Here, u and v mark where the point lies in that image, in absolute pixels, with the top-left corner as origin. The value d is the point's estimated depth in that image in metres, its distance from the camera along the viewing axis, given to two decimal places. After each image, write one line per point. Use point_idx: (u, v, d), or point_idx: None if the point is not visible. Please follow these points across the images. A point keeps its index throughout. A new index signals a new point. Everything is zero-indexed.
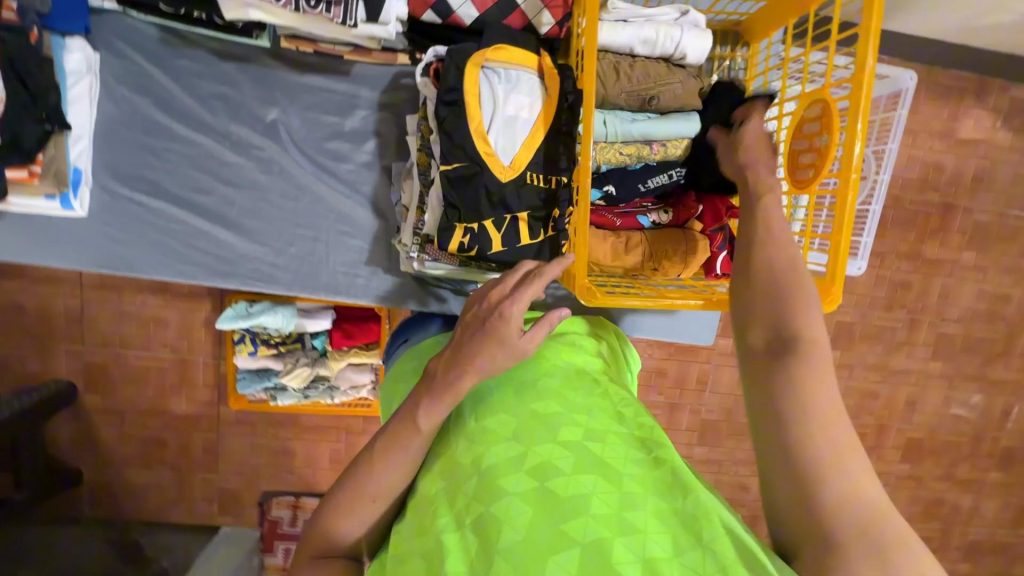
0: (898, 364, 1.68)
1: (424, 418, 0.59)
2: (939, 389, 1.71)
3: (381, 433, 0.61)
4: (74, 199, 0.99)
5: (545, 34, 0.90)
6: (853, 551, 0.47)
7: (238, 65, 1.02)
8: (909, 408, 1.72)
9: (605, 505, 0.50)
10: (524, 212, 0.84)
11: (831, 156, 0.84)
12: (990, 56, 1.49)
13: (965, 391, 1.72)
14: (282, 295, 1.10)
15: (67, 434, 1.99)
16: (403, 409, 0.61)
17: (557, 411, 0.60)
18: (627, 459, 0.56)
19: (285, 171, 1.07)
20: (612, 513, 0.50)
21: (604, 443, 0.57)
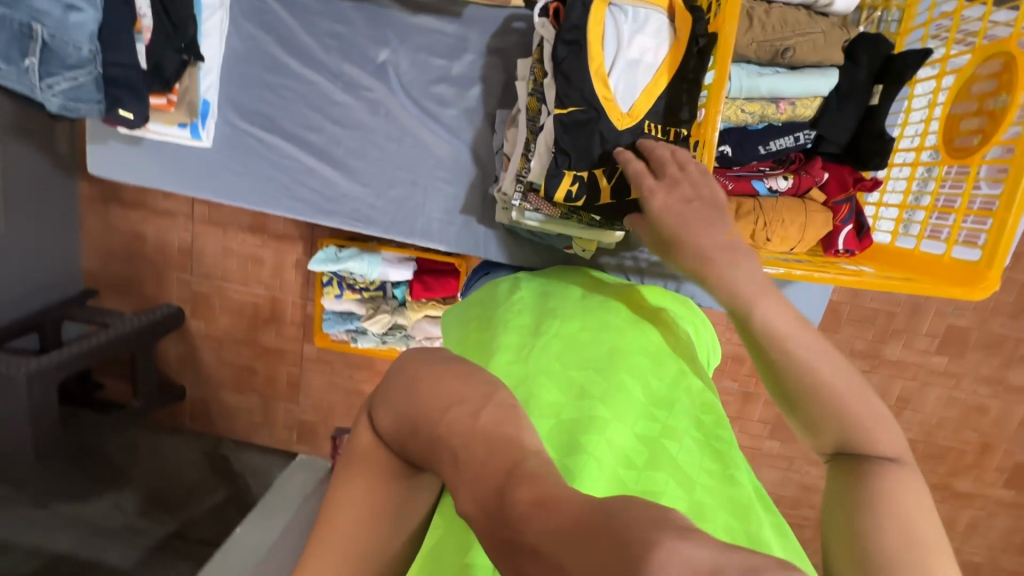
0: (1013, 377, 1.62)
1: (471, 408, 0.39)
2: None
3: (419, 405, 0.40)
4: (202, 129, 1.08)
5: None
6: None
7: (354, 4, 1.03)
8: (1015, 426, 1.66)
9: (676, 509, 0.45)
10: None
11: (1009, 121, 0.74)
12: None
13: None
14: (379, 238, 1.13)
15: (174, 353, 2.22)
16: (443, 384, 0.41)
17: (631, 393, 0.55)
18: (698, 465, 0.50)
19: (390, 114, 1.07)
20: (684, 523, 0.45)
21: (679, 444, 0.52)
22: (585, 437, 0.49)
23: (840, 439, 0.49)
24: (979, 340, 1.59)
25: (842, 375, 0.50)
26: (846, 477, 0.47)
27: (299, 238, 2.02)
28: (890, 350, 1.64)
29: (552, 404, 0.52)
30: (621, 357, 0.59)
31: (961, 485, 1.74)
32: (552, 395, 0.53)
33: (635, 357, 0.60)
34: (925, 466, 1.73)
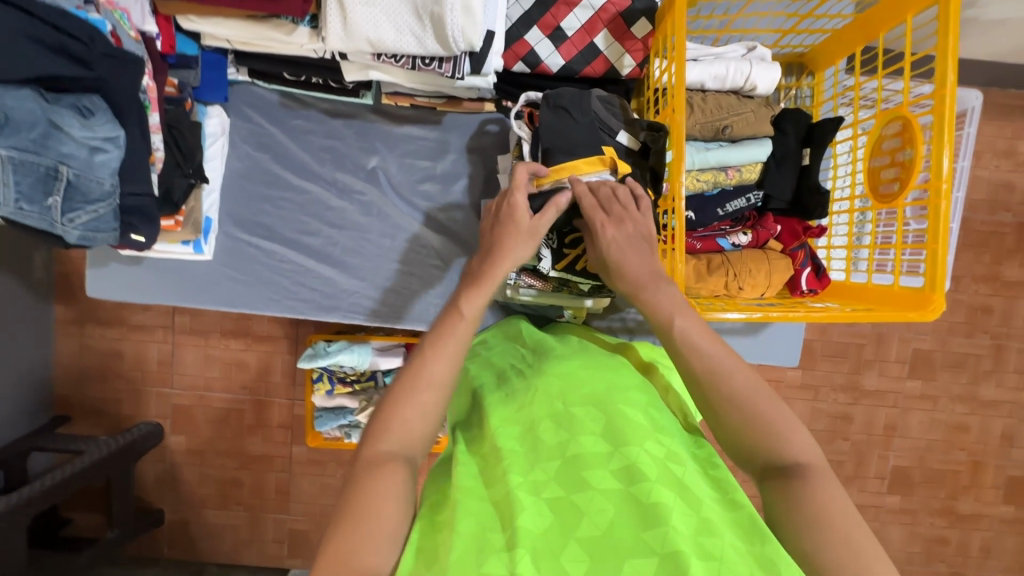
0: (989, 393, 1.74)
1: (466, 305, 0.70)
2: None
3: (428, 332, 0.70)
4: (204, 244, 1.12)
5: (626, 75, 0.98)
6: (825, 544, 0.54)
7: (345, 121, 1.15)
8: (1006, 443, 1.75)
9: (686, 521, 0.53)
10: None
11: (918, 169, 0.87)
12: None
13: None
14: (378, 328, 1.18)
15: (153, 473, 2.13)
16: (447, 307, 0.72)
17: (636, 422, 0.63)
18: (702, 486, 0.58)
19: (383, 213, 1.17)
20: (691, 533, 0.52)
21: (682, 466, 0.59)
22: (587, 471, 0.58)
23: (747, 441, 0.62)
24: (949, 362, 1.73)
25: (748, 390, 0.63)
26: (773, 480, 0.60)
27: (284, 338, 2.03)
28: (867, 380, 1.74)
29: (553, 447, 0.62)
30: (619, 395, 0.68)
31: (963, 506, 1.78)
32: (552, 439, 0.63)
33: (632, 394, 0.68)
34: (925, 492, 1.77)
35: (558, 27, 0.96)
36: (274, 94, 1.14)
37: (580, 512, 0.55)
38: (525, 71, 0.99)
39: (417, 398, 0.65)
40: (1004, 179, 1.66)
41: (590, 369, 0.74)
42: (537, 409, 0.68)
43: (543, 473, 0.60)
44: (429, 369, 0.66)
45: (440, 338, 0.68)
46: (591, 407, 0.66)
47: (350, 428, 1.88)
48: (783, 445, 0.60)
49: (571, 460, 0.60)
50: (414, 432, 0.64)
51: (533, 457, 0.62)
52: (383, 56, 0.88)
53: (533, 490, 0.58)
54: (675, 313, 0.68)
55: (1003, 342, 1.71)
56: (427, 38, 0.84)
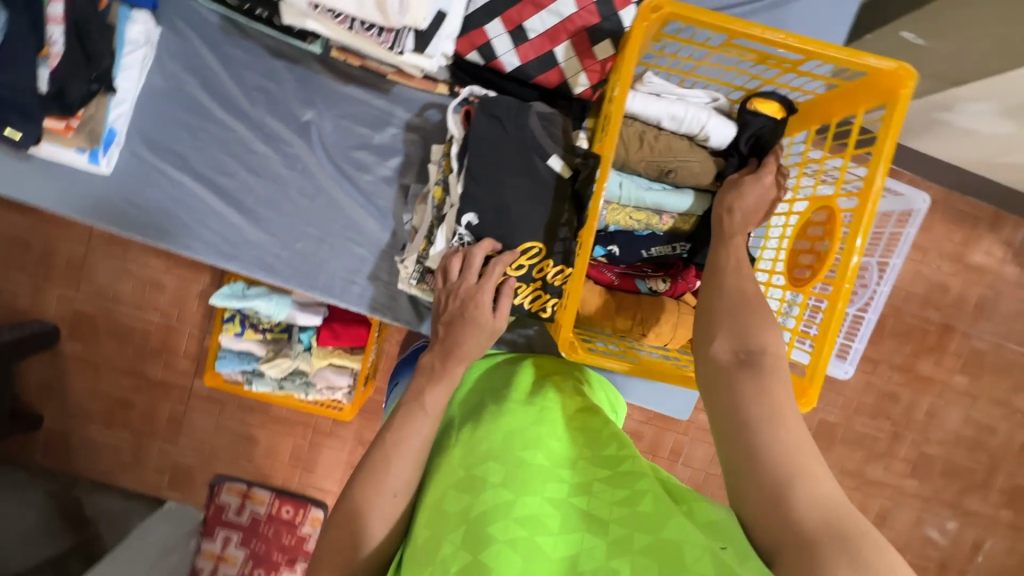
0: (877, 474, 1.82)
1: (430, 400, 0.71)
2: (914, 508, 1.83)
3: (385, 432, 0.69)
4: (102, 156, 1.03)
5: (578, 94, 0.94)
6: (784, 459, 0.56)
7: (287, 65, 1.07)
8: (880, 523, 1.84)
9: (594, 557, 0.55)
10: (524, 243, 0.90)
11: (830, 262, 0.87)
12: (1005, 193, 1.64)
13: (939, 515, 1.84)
14: (277, 287, 1.12)
15: (40, 375, 2.01)
16: (407, 403, 0.71)
17: (533, 466, 0.65)
18: (612, 504, 0.60)
19: (307, 171, 1.10)
20: (599, 564, 0.54)
21: (588, 496, 0.62)
22: (490, 528, 0.58)
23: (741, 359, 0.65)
24: (848, 438, 1.80)
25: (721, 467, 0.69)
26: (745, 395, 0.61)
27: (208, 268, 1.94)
28: None
29: (457, 515, 0.62)
30: (519, 437, 0.69)
31: None
32: (454, 508, 0.63)
33: (530, 428, 0.70)
34: None
35: (520, 27, 0.90)
36: (216, 17, 1.05)
37: (490, 570, 0.55)
38: (479, 63, 0.94)
39: (381, 506, 0.65)
40: (941, 280, 1.72)
41: (498, 410, 0.74)
42: (443, 479, 0.68)
43: (449, 546, 0.59)
44: (390, 477, 0.66)
45: (400, 437, 0.68)
46: (493, 460, 0.66)
47: (252, 375, 1.82)
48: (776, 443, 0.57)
49: (472, 525, 0.60)
50: (379, 538, 0.65)
51: (441, 530, 0.61)
52: (320, 8, 0.81)
53: (445, 568, 0.58)
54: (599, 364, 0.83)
55: (901, 431, 1.79)
56: (367, 3, 0.77)
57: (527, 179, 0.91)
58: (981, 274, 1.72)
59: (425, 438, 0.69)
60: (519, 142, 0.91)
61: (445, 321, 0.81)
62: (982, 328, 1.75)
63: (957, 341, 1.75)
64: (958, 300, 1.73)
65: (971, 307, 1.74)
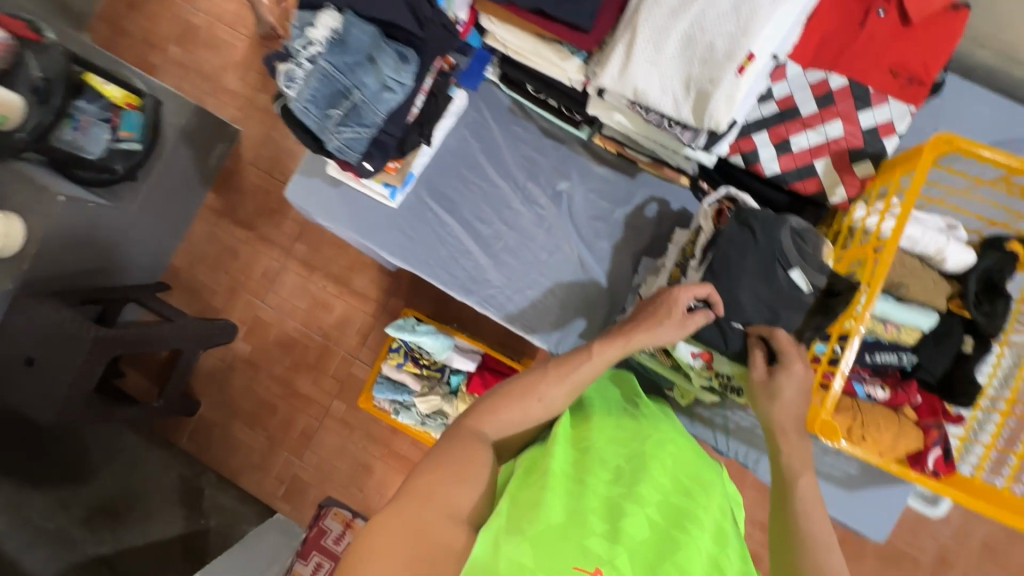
0: None
1: (597, 352, 0.88)
2: None
3: (555, 359, 0.89)
4: (398, 193, 1.27)
5: (833, 202, 1.04)
6: None
7: (555, 143, 1.29)
8: None
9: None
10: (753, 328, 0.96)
11: None
12: None
13: None
14: (502, 326, 1.26)
15: (209, 367, 2.27)
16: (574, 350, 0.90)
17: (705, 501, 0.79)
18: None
19: (551, 230, 1.27)
20: None
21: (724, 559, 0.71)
22: (688, 524, 0.72)
23: None
24: None
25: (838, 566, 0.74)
26: None
27: (375, 301, 2.16)
28: None
29: (661, 486, 0.77)
30: (714, 493, 0.83)
31: None
32: (661, 477, 0.78)
33: (716, 492, 0.83)
34: None
35: (785, 140, 1.05)
36: (507, 100, 1.30)
37: (678, 545, 0.68)
38: (738, 164, 1.09)
39: (527, 405, 0.83)
40: None
41: (688, 445, 0.91)
42: (648, 446, 0.83)
43: (648, 496, 0.74)
44: (548, 388, 0.84)
45: (564, 366, 0.87)
46: (696, 485, 0.81)
47: (400, 405, 1.96)
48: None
49: (676, 507, 0.74)
50: (509, 427, 0.83)
51: (644, 478, 0.76)
52: (637, 105, 0.99)
53: (640, 503, 0.72)
54: (801, 473, 0.85)
55: None
56: (685, 107, 0.94)
57: (764, 284, 0.94)
58: None
59: (584, 376, 0.86)
60: (767, 251, 0.95)
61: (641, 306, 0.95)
62: None
63: None
64: None
65: None
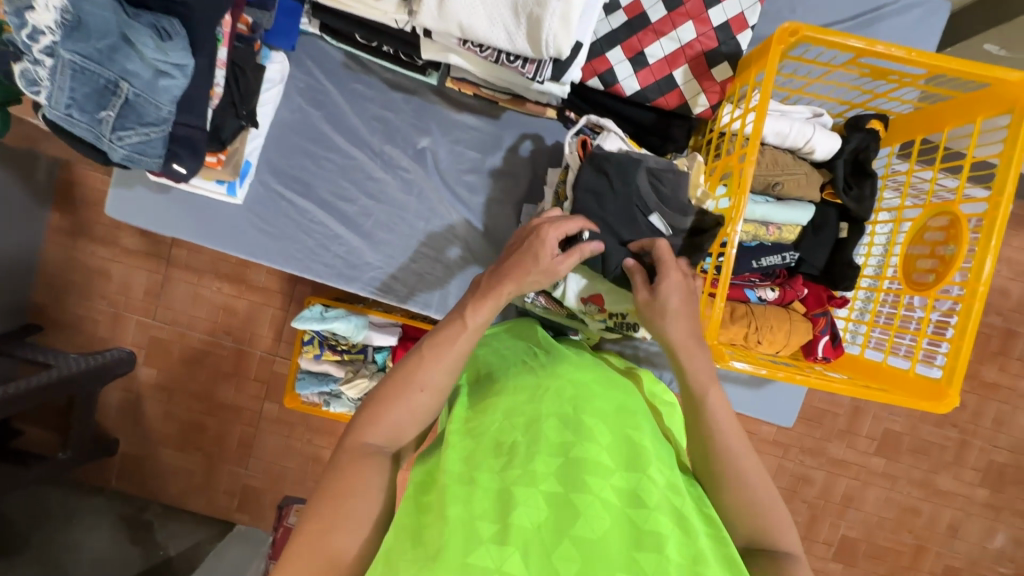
0: (944, 484, 1.92)
1: (470, 315, 0.76)
2: (983, 517, 1.93)
3: (429, 336, 0.76)
4: (238, 187, 1.10)
5: (697, 114, 0.99)
6: None
7: (405, 96, 1.14)
8: (950, 533, 1.93)
9: (679, 553, 0.57)
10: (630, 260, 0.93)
11: (957, 266, 0.90)
12: None
13: (1007, 523, 1.93)
14: (394, 307, 1.17)
15: (116, 401, 2.06)
16: (449, 318, 0.77)
17: (616, 437, 0.70)
18: (658, 519, 0.60)
19: (423, 194, 1.16)
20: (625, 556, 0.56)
21: (643, 495, 0.62)
22: (590, 477, 0.62)
23: (750, 533, 0.68)
24: (913, 447, 1.90)
25: (756, 474, 0.70)
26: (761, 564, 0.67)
27: (280, 293, 1.99)
28: (834, 449, 1.91)
29: (558, 444, 0.66)
30: (626, 417, 0.74)
31: None
32: (555, 435, 0.68)
33: (638, 422, 0.74)
34: (866, 565, 1.96)
35: (640, 53, 0.96)
36: (339, 54, 1.12)
37: (579, 511, 0.59)
38: (598, 88, 1.00)
39: (409, 398, 0.72)
40: (1001, 285, 1.84)
41: (603, 382, 0.82)
42: (545, 406, 0.73)
43: (544, 466, 0.64)
44: (424, 371, 0.73)
45: (439, 344, 0.74)
46: (600, 418, 0.72)
47: (330, 396, 1.87)
48: (763, 506, 0.68)
49: (574, 462, 0.64)
50: (396, 434, 0.72)
51: (535, 447, 0.66)
52: (469, 43, 0.87)
53: (532, 481, 0.62)
54: (708, 387, 0.76)
55: (968, 438, 1.89)
56: (519, 38, 0.83)
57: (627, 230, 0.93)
58: None
59: (461, 352, 0.75)
60: (625, 198, 0.92)
61: (515, 243, 0.86)
62: None
63: (1020, 345, 1.86)
64: (1019, 304, 1.85)
65: None
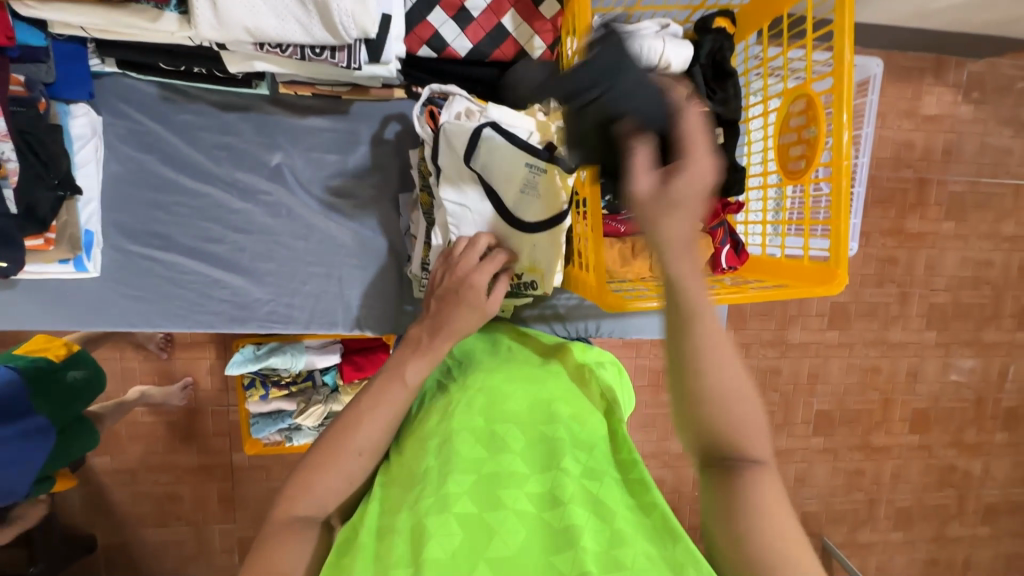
0: (895, 337, 2.02)
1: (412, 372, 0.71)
2: (937, 356, 2.05)
3: (367, 389, 0.71)
4: (87, 261, 1.00)
5: (539, 58, 0.94)
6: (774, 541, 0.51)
7: (240, 115, 1.05)
8: (912, 380, 2.05)
9: (597, 542, 0.55)
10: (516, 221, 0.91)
11: (821, 146, 0.89)
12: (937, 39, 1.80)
13: (960, 356, 2.06)
14: (300, 335, 1.12)
15: (77, 500, 1.94)
16: (390, 369, 0.72)
17: (532, 441, 0.68)
18: (575, 512, 0.58)
19: (293, 213, 1.08)
20: (541, 559, 0.54)
21: (562, 488, 0.61)
22: (503, 490, 0.61)
23: (727, 448, 0.53)
24: (860, 312, 1.99)
25: (732, 376, 0.53)
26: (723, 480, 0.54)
27: (211, 342, 1.88)
28: (791, 335, 1.97)
29: (470, 462, 0.64)
30: (543, 414, 0.72)
31: (878, 440, 2.09)
32: (469, 452, 0.66)
33: (558, 409, 0.73)
34: (845, 431, 2.06)
35: (462, 8, 0.90)
36: (153, 87, 1.01)
37: (492, 530, 0.57)
38: (432, 57, 0.93)
39: (343, 465, 0.66)
40: (906, 138, 1.88)
41: (528, 379, 0.80)
42: (459, 421, 0.71)
43: (455, 487, 0.61)
44: (360, 435, 0.67)
45: (377, 401, 0.69)
46: (511, 423, 0.70)
47: (290, 430, 1.76)
48: (735, 402, 0.53)
49: (488, 476, 0.62)
50: (331, 499, 0.66)
51: (447, 469, 0.64)
52: (266, 46, 0.80)
53: (444, 507, 0.59)
54: (687, 276, 0.50)
55: (907, 290, 1.99)
56: (314, 27, 0.76)
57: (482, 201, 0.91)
58: (939, 122, 1.89)
59: (398, 409, 0.70)
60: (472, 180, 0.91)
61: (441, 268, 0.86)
62: (953, 172, 1.93)
63: (935, 190, 1.93)
64: (926, 151, 1.90)
65: (939, 156, 1.91)
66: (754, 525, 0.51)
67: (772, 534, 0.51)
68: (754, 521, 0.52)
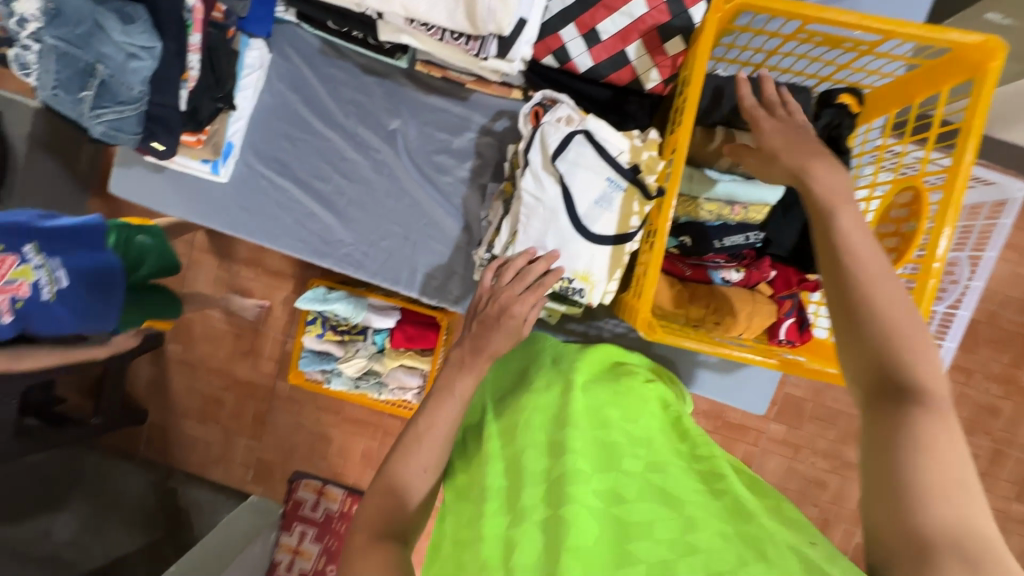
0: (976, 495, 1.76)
1: (459, 385, 0.72)
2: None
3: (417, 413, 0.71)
4: (221, 166, 1.18)
5: (650, 89, 0.99)
6: (896, 371, 0.54)
7: (377, 79, 1.19)
8: None
9: (670, 530, 0.55)
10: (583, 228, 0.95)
11: (917, 243, 0.86)
12: None
13: None
14: (365, 282, 1.22)
15: (145, 375, 2.19)
16: (436, 388, 0.73)
17: (592, 437, 0.68)
18: (649, 512, 0.57)
19: (393, 174, 1.20)
20: (615, 548, 0.54)
21: (630, 485, 0.61)
22: (571, 486, 0.59)
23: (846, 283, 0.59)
24: None
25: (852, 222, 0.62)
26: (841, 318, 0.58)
27: (292, 276, 2.06)
28: None
29: (540, 473, 0.64)
30: (598, 415, 0.72)
31: None
32: (538, 465, 0.65)
33: (611, 413, 0.73)
34: None
35: (593, 30, 0.96)
36: (316, 41, 1.18)
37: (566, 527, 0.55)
38: (553, 66, 1.02)
39: (409, 476, 0.66)
40: None
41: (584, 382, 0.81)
42: (521, 438, 0.70)
43: (529, 499, 0.61)
44: (420, 451, 0.68)
45: (432, 413, 0.70)
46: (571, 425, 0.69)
47: (330, 373, 1.87)
48: (861, 248, 0.60)
49: (555, 480, 0.61)
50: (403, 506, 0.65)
51: (521, 483, 0.64)
52: (415, 22, 0.92)
53: (524, 516, 0.60)
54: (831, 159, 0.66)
55: (1004, 448, 1.74)
56: (457, 14, 0.87)
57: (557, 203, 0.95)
58: None
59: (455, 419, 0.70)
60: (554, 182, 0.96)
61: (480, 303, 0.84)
62: None
63: None
64: None
65: None
66: (882, 352, 0.55)
67: (904, 367, 0.54)
68: (887, 354, 0.54)
